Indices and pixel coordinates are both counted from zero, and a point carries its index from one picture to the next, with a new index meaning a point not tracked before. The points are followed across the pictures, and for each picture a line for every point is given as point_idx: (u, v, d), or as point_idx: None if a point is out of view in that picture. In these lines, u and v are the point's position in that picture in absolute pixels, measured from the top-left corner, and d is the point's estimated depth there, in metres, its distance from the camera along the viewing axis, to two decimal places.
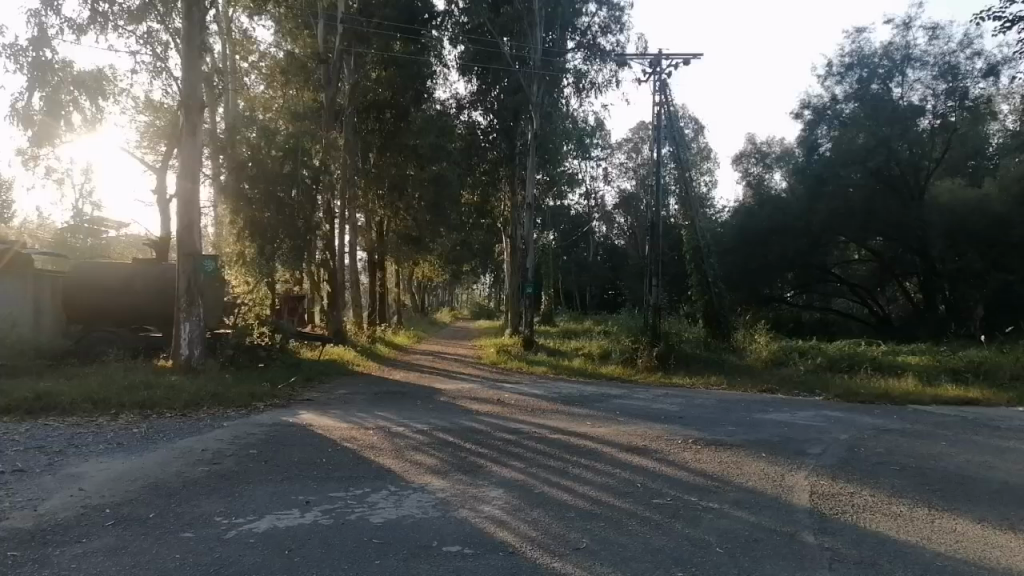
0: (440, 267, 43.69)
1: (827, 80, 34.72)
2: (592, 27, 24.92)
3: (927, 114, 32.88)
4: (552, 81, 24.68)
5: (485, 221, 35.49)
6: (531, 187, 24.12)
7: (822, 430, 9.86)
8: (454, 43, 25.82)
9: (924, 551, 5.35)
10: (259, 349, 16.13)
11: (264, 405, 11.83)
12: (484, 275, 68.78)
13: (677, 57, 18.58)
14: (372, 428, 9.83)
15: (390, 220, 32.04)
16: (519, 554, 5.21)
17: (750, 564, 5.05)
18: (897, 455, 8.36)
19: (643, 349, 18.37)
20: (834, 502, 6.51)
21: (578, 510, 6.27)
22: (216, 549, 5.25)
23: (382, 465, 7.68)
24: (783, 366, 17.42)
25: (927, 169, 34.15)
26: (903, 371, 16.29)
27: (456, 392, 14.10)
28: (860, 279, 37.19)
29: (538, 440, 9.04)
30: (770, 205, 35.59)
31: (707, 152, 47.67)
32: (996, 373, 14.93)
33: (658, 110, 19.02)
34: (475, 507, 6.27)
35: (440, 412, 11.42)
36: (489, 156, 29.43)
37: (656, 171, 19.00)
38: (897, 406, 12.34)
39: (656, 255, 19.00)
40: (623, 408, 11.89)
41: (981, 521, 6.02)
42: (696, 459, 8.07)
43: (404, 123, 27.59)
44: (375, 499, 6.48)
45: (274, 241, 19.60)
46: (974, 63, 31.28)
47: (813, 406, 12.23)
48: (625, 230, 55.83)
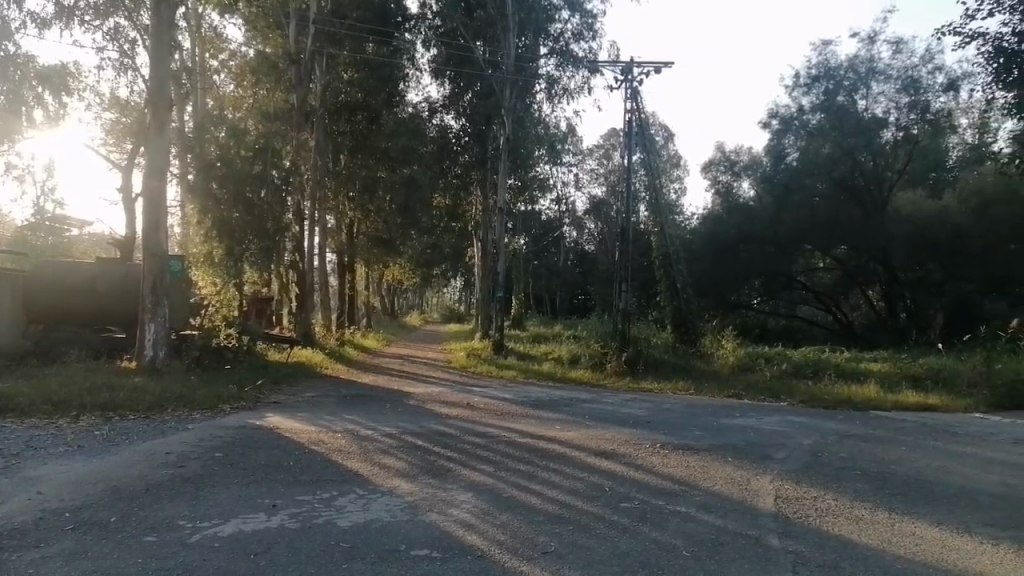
0: (410, 270, 43.55)
1: (795, 90, 35.10)
2: (564, 33, 24.96)
3: (890, 126, 33.59)
4: (524, 87, 24.81)
5: (456, 224, 35.45)
6: (503, 191, 24.10)
7: (788, 435, 10.00)
8: (427, 46, 25.73)
9: (884, 554, 5.46)
10: (226, 351, 15.90)
11: (230, 408, 11.68)
12: (454, 279, 68.63)
13: (648, 65, 18.74)
14: (339, 432, 9.73)
15: (360, 223, 31.89)
16: (488, 558, 5.21)
17: (715, 566, 5.13)
18: (858, 460, 8.52)
19: (612, 354, 18.51)
20: (797, 506, 6.62)
21: (546, 514, 6.29)
22: (179, 554, 5.17)
23: (349, 469, 7.62)
24: (749, 371, 17.66)
25: (890, 180, 34.83)
26: (865, 378, 16.60)
27: (425, 396, 14.06)
28: (824, 286, 36.84)
29: (507, 444, 9.04)
30: (737, 212, 36.06)
31: (676, 160, 48.18)
32: (954, 380, 15.27)
33: (630, 117, 19.16)
34: (444, 511, 6.27)
35: (409, 415, 11.35)
36: (460, 160, 29.22)
37: (627, 177, 19.08)
38: (858, 412, 12.57)
39: (626, 261, 19.15)
40: (592, 412, 11.93)
41: (938, 525, 6.16)
42: (663, 463, 8.14)
43: (375, 125, 27.33)
44: (342, 503, 6.43)
45: (243, 242, 19.32)
46: (935, 77, 32.18)
47: (777, 411, 12.40)
48: (595, 235, 56.26)
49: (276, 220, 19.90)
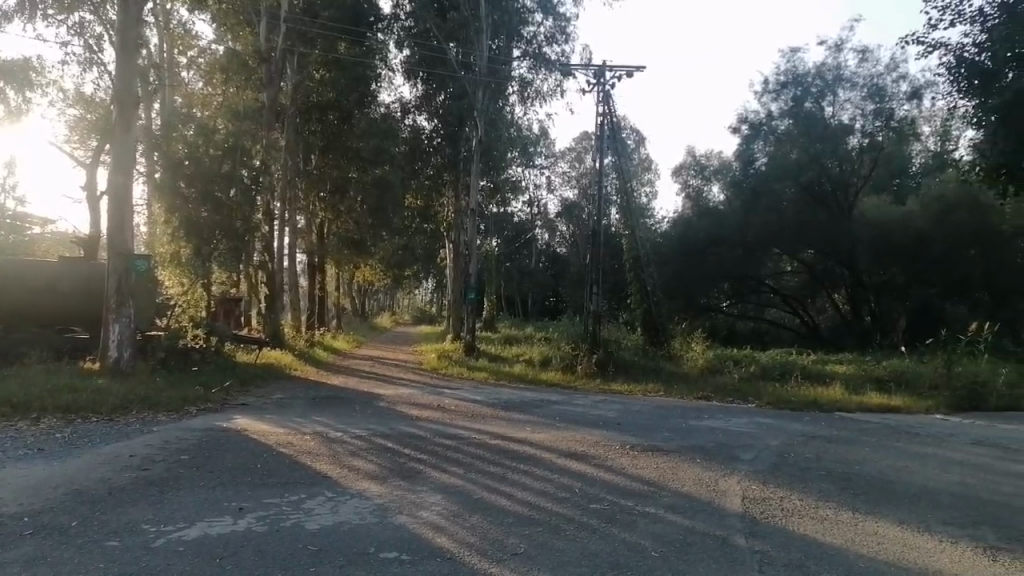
0: (381, 271, 43.30)
1: (764, 96, 35.58)
2: (537, 36, 25.04)
3: (856, 132, 34.26)
4: (497, 89, 24.82)
5: (428, 225, 35.36)
6: (475, 193, 24.09)
7: (755, 436, 10.14)
8: (399, 46, 25.72)
9: (848, 552, 5.56)
10: (193, 353, 15.68)
11: (197, 410, 11.53)
12: (426, 280, 68.38)
13: (620, 70, 18.91)
14: (309, 433, 9.67)
15: (331, 223, 31.65)
16: (457, 560, 5.21)
17: (683, 566, 5.18)
18: (824, 461, 8.67)
19: (583, 356, 18.62)
20: (764, 506, 6.72)
21: (516, 515, 6.31)
22: (142, 558, 5.08)
23: (318, 471, 7.58)
24: (718, 373, 17.85)
25: (856, 185, 35.32)
26: (831, 380, 16.91)
27: (396, 398, 13.97)
28: (791, 290, 37.24)
29: (478, 446, 9.05)
30: (707, 216, 36.30)
31: (648, 163, 48.58)
32: (916, 382, 15.61)
33: (601, 121, 19.32)
34: (414, 513, 6.25)
35: (380, 417, 11.30)
36: (433, 161, 29.19)
37: (598, 180, 19.25)
38: (824, 413, 12.81)
39: (596, 263, 19.28)
40: (563, 414, 11.99)
41: (900, 523, 6.30)
42: (633, 464, 8.22)
43: (347, 126, 27.23)
44: (311, 505, 6.38)
45: (211, 242, 19.08)
46: (899, 86, 32.96)
47: (745, 413, 12.59)
48: (566, 237, 56.53)
49: (246, 220, 19.74)
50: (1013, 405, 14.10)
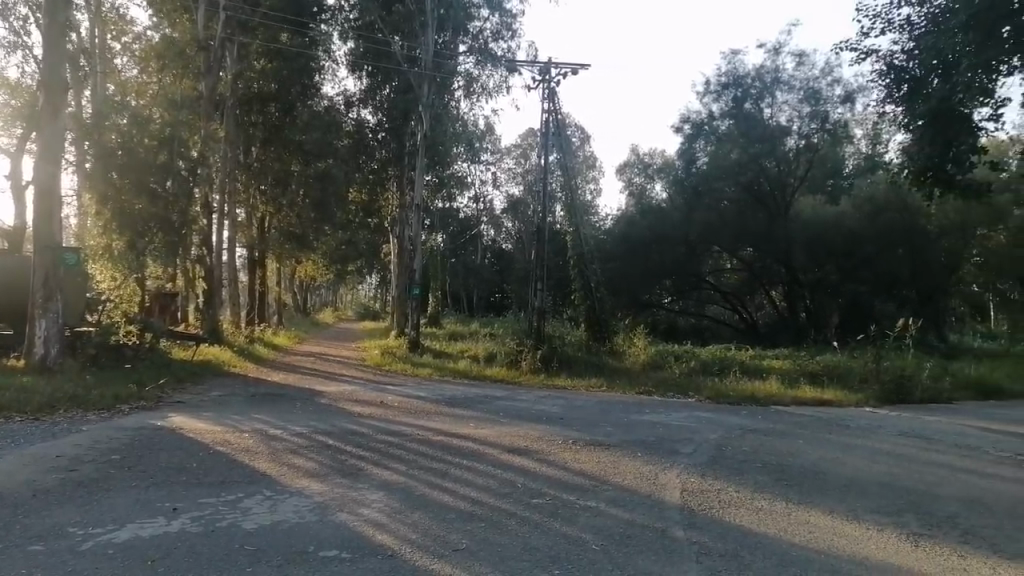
0: (324, 267, 42.70)
1: (705, 96, 36.47)
2: (483, 32, 24.93)
3: (793, 134, 35.12)
4: (442, 83, 24.65)
5: (372, 220, 34.97)
6: (420, 188, 23.92)
7: (694, 430, 10.35)
8: (343, 38, 25.37)
9: (780, 541, 5.73)
10: (126, 349, 15.17)
11: (129, 408, 11.17)
12: (370, 276, 67.76)
13: (566, 67, 19.01)
14: (247, 432, 9.46)
15: (272, 217, 30.94)
16: (398, 557, 5.17)
17: (623, 559, 5.24)
18: (760, 453, 8.91)
19: (527, 352, 18.71)
20: (702, 497, 6.87)
21: (457, 510, 6.31)
22: (69, 562, 4.90)
23: (256, 469, 7.43)
24: (659, 368, 18.22)
25: (792, 185, 36.22)
26: (767, 374, 17.40)
27: (336, 394, 13.77)
28: (731, 287, 37.86)
29: (419, 442, 9.02)
30: (650, 214, 36.78)
31: (592, 161, 49.09)
32: (847, 376, 16.21)
33: (546, 118, 19.48)
34: (354, 510, 6.18)
35: (321, 414, 11.14)
36: (377, 155, 29.40)
37: (543, 176, 19.33)
38: (761, 407, 13.17)
39: (541, 259, 19.39)
40: (505, 409, 12.03)
41: (830, 513, 6.51)
42: (574, 459, 8.30)
43: (290, 118, 26.71)
44: (248, 505, 6.25)
45: (146, 234, 18.65)
46: (833, 90, 33.99)
47: (685, 407, 12.82)
48: (513, 233, 56.73)
49: (182, 213, 19.21)
50: (937, 397, 14.76)
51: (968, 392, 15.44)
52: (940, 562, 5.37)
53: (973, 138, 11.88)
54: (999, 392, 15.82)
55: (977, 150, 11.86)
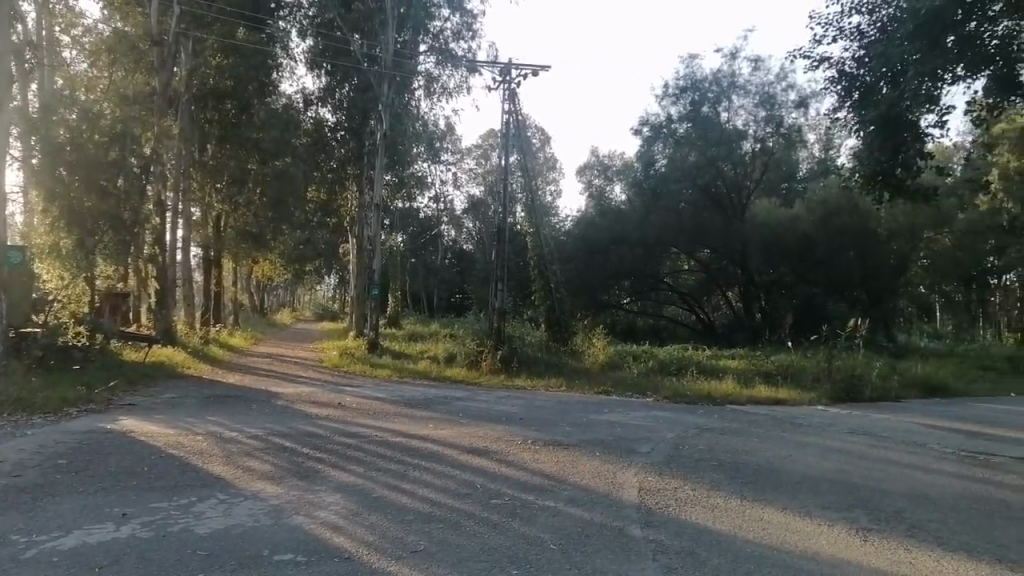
0: (282, 267, 42.15)
1: (664, 100, 36.52)
2: (444, 32, 24.77)
3: (749, 138, 35.72)
4: (402, 83, 24.52)
5: (331, 219, 34.64)
6: (380, 187, 23.76)
7: (652, 430, 10.47)
8: (301, 36, 25.00)
9: (735, 539, 5.82)
10: (75, 350, 14.76)
11: (78, 411, 10.89)
12: (329, 276, 67.15)
13: (526, 69, 19.06)
14: (201, 434, 9.28)
15: (227, 216, 30.36)
16: (356, 560, 5.12)
17: (581, 558, 5.29)
18: (716, 452, 9.06)
19: (487, 352, 18.69)
20: (660, 496, 6.95)
21: (415, 511, 6.28)
22: (10, 571, 4.75)
23: (211, 473, 7.29)
24: (617, 368, 18.39)
25: (748, 188, 36.84)
26: (723, 374, 17.67)
27: (294, 396, 13.61)
28: (688, 288, 38.25)
29: (377, 443, 8.96)
30: (609, 216, 37.04)
31: (552, 162, 49.39)
32: (800, 375, 16.52)
33: (507, 119, 19.54)
34: (311, 513, 6.11)
35: (277, 416, 11.00)
36: (336, 154, 29.05)
37: (503, 177, 19.35)
38: (717, 406, 13.38)
39: (501, 260, 19.42)
40: (464, 410, 12.01)
41: (784, 509, 6.65)
42: (533, 458, 8.34)
43: (246, 115, 26.29)
44: (201, 509, 6.13)
45: (95, 233, 18.24)
46: (788, 95, 34.71)
47: (643, 407, 12.97)
48: (473, 234, 56.77)
49: (133, 211, 18.95)
50: (885, 395, 15.24)
51: (915, 390, 15.96)
52: (888, 556, 5.52)
53: (920, 143, 12.21)
54: (944, 390, 16.40)
55: (924, 154, 12.19)
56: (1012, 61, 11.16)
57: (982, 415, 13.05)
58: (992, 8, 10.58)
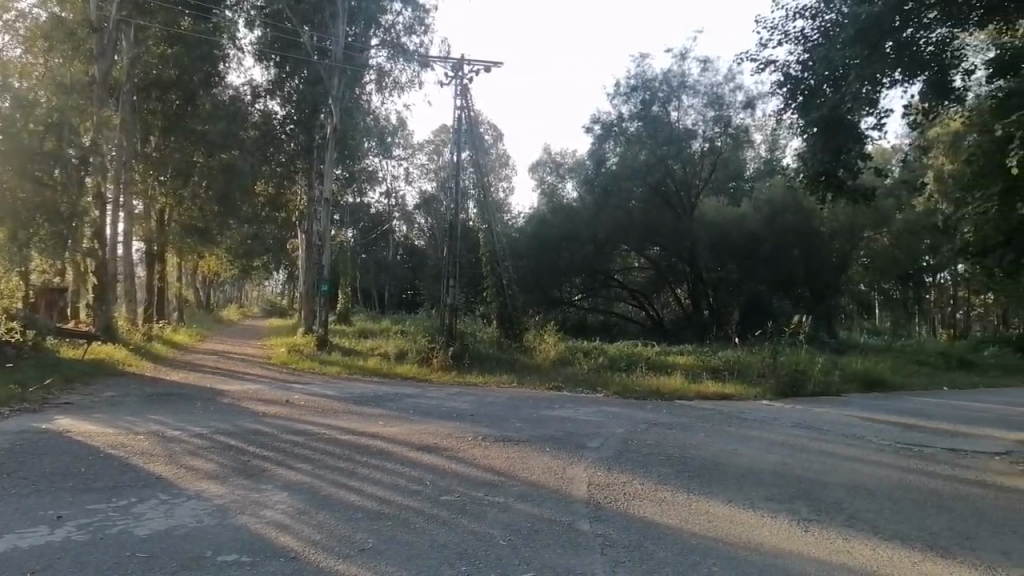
0: (228, 262, 41.29)
1: (615, 98, 36.85)
2: (395, 26, 24.52)
3: (698, 137, 36.26)
4: (353, 77, 24.32)
5: (279, 213, 34.06)
6: (329, 182, 23.46)
7: (601, 425, 10.57)
8: (249, 26, 24.45)
9: (680, 532, 5.91)
10: (7, 348, 14.28)
11: (9, 410, 10.49)
12: (277, 271, 66.09)
13: (478, 64, 19.03)
14: (142, 433, 9.04)
15: (171, 210, 29.60)
16: (301, 559, 5.05)
17: (529, 553, 5.32)
18: (663, 446, 9.18)
19: (438, 349, 18.58)
20: (608, 491, 7.03)
21: (363, 510, 6.22)
22: None
23: (151, 473, 7.10)
24: (567, 364, 18.49)
25: (697, 187, 37.42)
26: (671, 370, 17.91)
27: (240, 394, 13.35)
28: (637, 285, 38.70)
29: (324, 441, 8.84)
30: (561, 213, 37.20)
31: (504, 159, 49.51)
32: (746, 370, 16.84)
33: (460, 114, 19.45)
34: (256, 513, 6.00)
35: (222, 414, 10.78)
36: (286, 148, 28.54)
37: (456, 173, 19.26)
38: (665, 401, 13.57)
39: (453, 257, 19.31)
40: (414, 407, 11.94)
41: (729, 502, 6.78)
42: (482, 454, 8.35)
43: (191, 106, 25.74)
44: (141, 510, 5.97)
45: (30, 227, 17.28)
46: (735, 96, 35.40)
47: (593, 402, 13.10)
48: (425, 230, 56.49)
49: (71, 204, 18.14)
50: (827, 390, 15.69)
51: (855, 384, 16.47)
52: (828, 547, 5.67)
53: (861, 145, 12.55)
54: (881, 385, 16.98)
55: (864, 156, 12.54)
56: (946, 67, 11.67)
57: (917, 408, 13.54)
58: (927, 16, 10.94)
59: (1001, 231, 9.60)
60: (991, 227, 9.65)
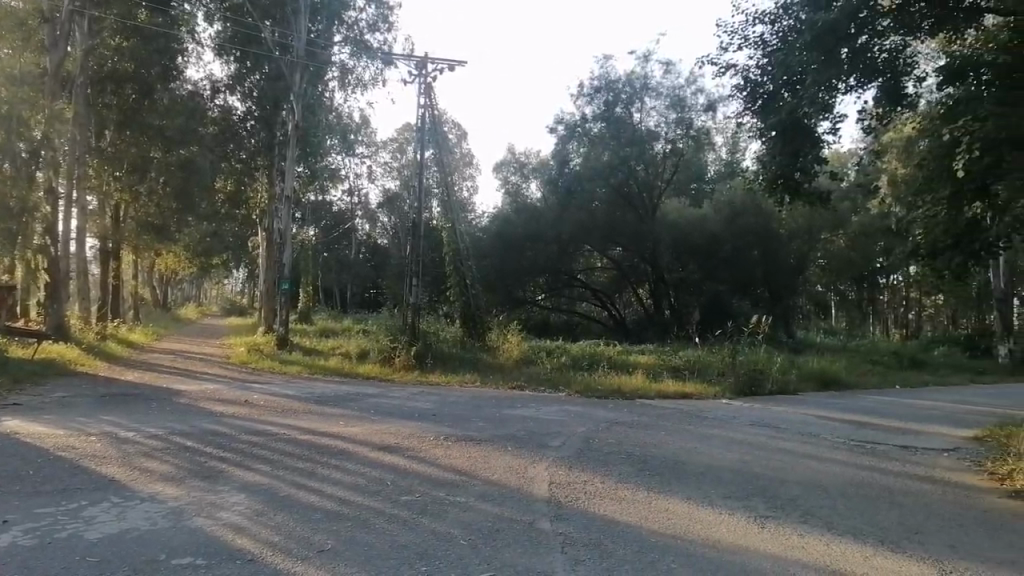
0: (187, 260, 40.52)
1: (579, 99, 36.98)
2: (359, 22, 24.31)
3: (660, 139, 36.61)
4: (315, 73, 24.09)
5: (239, 211, 33.53)
6: (291, 179, 23.16)
7: (563, 424, 10.62)
8: (209, 20, 24.16)
9: (641, 530, 5.95)
10: None
11: None
12: (237, 270, 65.09)
13: (443, 63, 18.97)
14: (94, 434, 8.82)
15: (127, 206, 28.91)
16: (258, 561, 4.99)
17: (491, 553, 5.31)
18: (625, 445, 9.25)
19: (401, 349, 18.46)
20: (569, 489, 7.06)
21: (322, 510, 6.16)
22: None
23: (104, 475, 6.93)
24: (530, 364, 18.53)
25: (660, 188, 37.74)
26: (634, 369, 18.07)
27: (197, 393, 13.12)
28: (600, 285, 38.92)
29: (285, 442, 8.71)
30: (524, 213, 37.23)
31: (468, 158, 49.46)
32: (706, 369, 17.06)
33: (423, 113, 19.32)
34: (212, 514, 5.90)
35: (178, 415, 10.57)
36: (247, 144, 28.25)
37: (419, 172, 19.18)
38: (627, 400, 13.69)
39: (416, 256, 19.26)
40: (375, 407, 11.85)
41: (689, 500, 6.86)
42: (444, 454, 8.32)
43: (147, 101, 24.99)
44: (92, 513, 5.82)
45: None
46: (697, 98, 35.82)
47: (556, 401, 13.14)
48: (388, 230, 56.15)
49: (21, 199, 17.55)
50: (784, 388, 16.01)
51: (811, 383, 16.81)
52: (784, 543, 5.77)
53: (817, 150, 12.78)
54: (836, 383, 17.35)
55: (820, 160, 12.76)
56: (899, 74, 12.01)
57: (871, 406, 13.89)
58: (881, 23, 11.21)
59: (950, 234, 9.88)
60: (940, 230, 9.93)
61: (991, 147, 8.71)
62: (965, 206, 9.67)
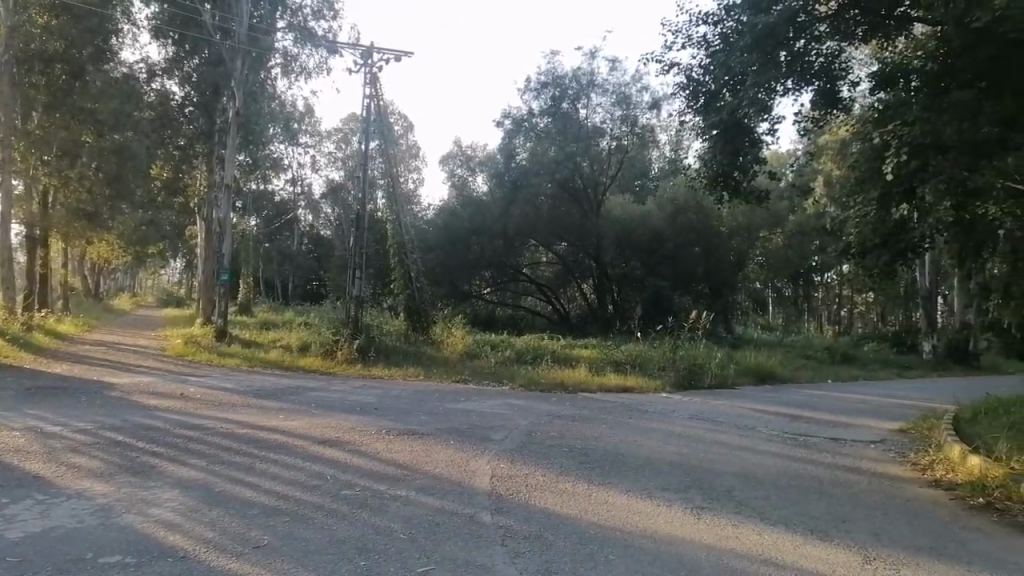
0: (120, 248, 39.20)
1: (526, 94, 36.92)
2: (303, 9, 23.95)
3: (605, 135, 36.98)
4: (257, 58, 23.48)
5: (177, 199, 32.60)
6: (231, 168, 22.56)
7: (505, 418, 10.67)
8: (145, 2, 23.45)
9: (580, 522, 6.02)
10: None
11: None
12: (174, 259, 63.27)
13: (389, 53, 18.74)
14: (18, 430, 8.45)
15: (56, 191, 27.71)
16: (190, 558, 4.88)
17: (431, 546, 5.31)
18: (567, 438, 9.35)
19: (344, 341, 18.23)
20: (510, 482, 7.11)
21: (260, 506, 6.05)
22: None
23: (27, 471, 6.66)
24: (474, 357, 18.57)
25: (604, 185, 38.04)
26: (576, 363, 18.26)
27: (130, 386, 12.72)
28: (545, 279, 39.16)
29: (222, 436, 8.51)
30: (470, 207, 37.15)
31: (414, 151, 49.10)
32: (646, 363, 17.34)
33: (369, 103, 19.06)
34: (143, 511, 5.74)
35: (109, 409, 10.21)
36: (183, 130, 27.78)
37: (363, 163, 18.87)
38: (570, 394, 13.82)
39: (359, 248, 18.99)
40: (317, 400, 11.70)
41: (628, 492, 6.97)
42: (386, 448, 8.27)
43: (79, 83, 23.69)
44: (14, 511, 5.60)
45: None
46: (642, 96, 36.20)
47: (500, 395, 13.19)
48: (331, 221, 55.35)
49: None
50: (722, 383, 16.41)
51: (747, 378, 17.26)
52: (717, 533, 5.92)
53: (756, 149, 13.03)
54: (771, 377, 17.85)
55: (759, 159, 13.00)
56: (834, 78, 12.35)
57: (804, 400, 14.35)
58: (818, 29, 11.52)
59: (878, 233, 10.20)
60: (869, 229, 10.23)
61: (917, 151, 9.18)
62: (892, 207, 9.97)
